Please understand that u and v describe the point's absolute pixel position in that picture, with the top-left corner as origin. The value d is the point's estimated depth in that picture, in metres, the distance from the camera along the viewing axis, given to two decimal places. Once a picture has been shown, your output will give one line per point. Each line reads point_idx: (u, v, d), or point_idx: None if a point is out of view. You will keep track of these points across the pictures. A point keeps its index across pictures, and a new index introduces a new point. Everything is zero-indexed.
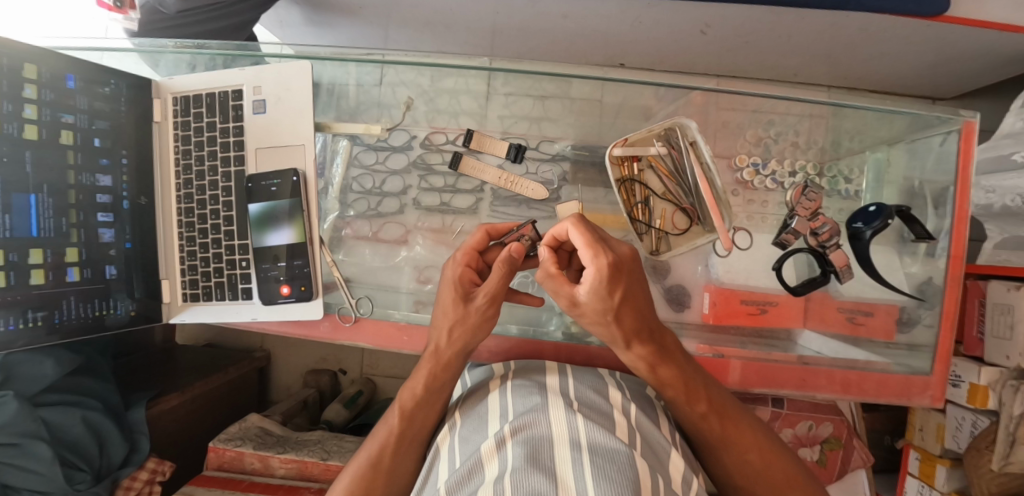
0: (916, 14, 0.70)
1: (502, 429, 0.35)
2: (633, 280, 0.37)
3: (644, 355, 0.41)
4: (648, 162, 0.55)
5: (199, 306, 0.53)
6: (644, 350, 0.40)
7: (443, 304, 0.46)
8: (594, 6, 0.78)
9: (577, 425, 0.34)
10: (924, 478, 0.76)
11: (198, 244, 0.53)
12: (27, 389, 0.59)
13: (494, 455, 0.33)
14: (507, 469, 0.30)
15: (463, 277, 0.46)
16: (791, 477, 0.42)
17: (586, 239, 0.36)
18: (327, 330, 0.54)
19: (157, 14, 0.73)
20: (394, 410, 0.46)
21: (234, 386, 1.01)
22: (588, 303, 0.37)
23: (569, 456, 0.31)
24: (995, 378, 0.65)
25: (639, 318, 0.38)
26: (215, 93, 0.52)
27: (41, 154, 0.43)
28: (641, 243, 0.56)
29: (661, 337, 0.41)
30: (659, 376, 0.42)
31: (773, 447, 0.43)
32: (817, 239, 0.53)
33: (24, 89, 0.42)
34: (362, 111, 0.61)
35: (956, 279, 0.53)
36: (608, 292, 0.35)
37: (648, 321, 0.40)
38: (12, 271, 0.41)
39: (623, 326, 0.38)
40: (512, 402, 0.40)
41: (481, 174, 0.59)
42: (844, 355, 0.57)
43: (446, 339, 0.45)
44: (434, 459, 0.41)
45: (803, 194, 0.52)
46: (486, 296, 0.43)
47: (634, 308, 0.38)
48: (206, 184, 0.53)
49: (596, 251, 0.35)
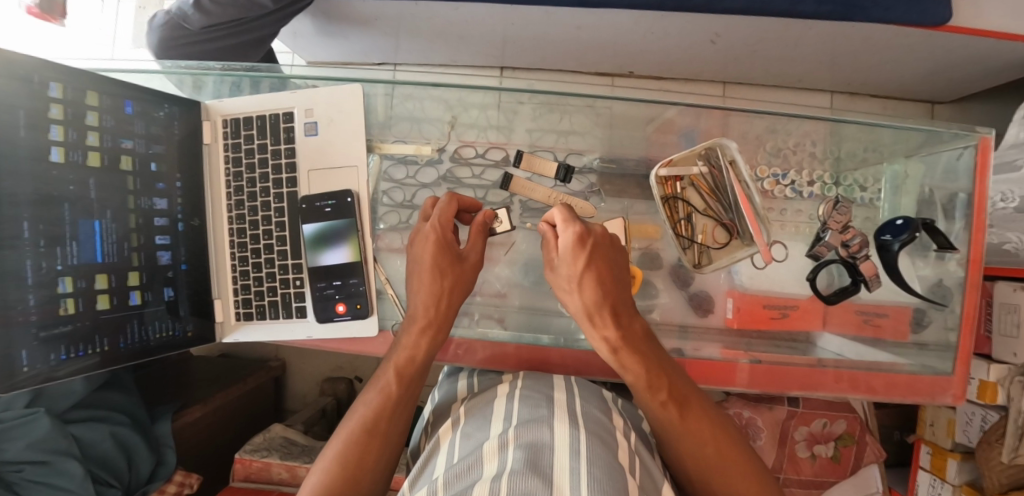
0: (920, 24, 0.73)
1: (505, 433, 0.37)
2: (598, 256, 0.47)
3: (604, 331, 0.46)
4: (693, 179, 0.57)
5: (253, 325, 0.54)
6: (604, 323, 0.46)
7: (423, 263, 0.51)
8: (609, 18, 0.80)
9: (577, 439, 0.35)
10: (935, 471, 0.79)
11: (251, 264, 0.54)
12: (57, 405, 0.60)
13: (495, 454, 0.35)
14: (507, 470, 0.31)
15: (452, 243, 0.52)
16: (743, 477, 0.43)
17: (564, 216, 0.48)
18: (382, 346, 0.54)
19: (182, 29, 0.73)
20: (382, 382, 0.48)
21: (252, 396, 1.01)
22: (561, 268, 0.48)
23: (568, 464, 0.32)
24: (1003, 374, 0.68)
25: (599, 290, 0.46)
26: (264, 115, 0.53)
27: (104, 180, 0.44)
28: (684, 256, 0.58)
29: (624, 318, 0.46)
30: (622, 359, 0.45)
31: (731, 444, 0.44)
32: (848, 250, 0.57)
33: (87, 117, 0.42)
34: (393, 124, 0.62)
35: (974, 282, 0.56)
36: (571, 253, 0.47)
37: (612, 298, 0.47)
38: (81, 297, 0.42)
39: (584, 291, 0.46)
40: (517, 409, 0.41)
41: (531, 192, 0.60)
42: (863, 356, 0.59)
43: (435, 302, 0.50)
44: (433, 450, 0.42)
45: (834, 208, 0.57)
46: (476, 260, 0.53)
47: (596, 277, 0.46)
48: (258, 205, 0.54)
49: (568, 222, 0.48)
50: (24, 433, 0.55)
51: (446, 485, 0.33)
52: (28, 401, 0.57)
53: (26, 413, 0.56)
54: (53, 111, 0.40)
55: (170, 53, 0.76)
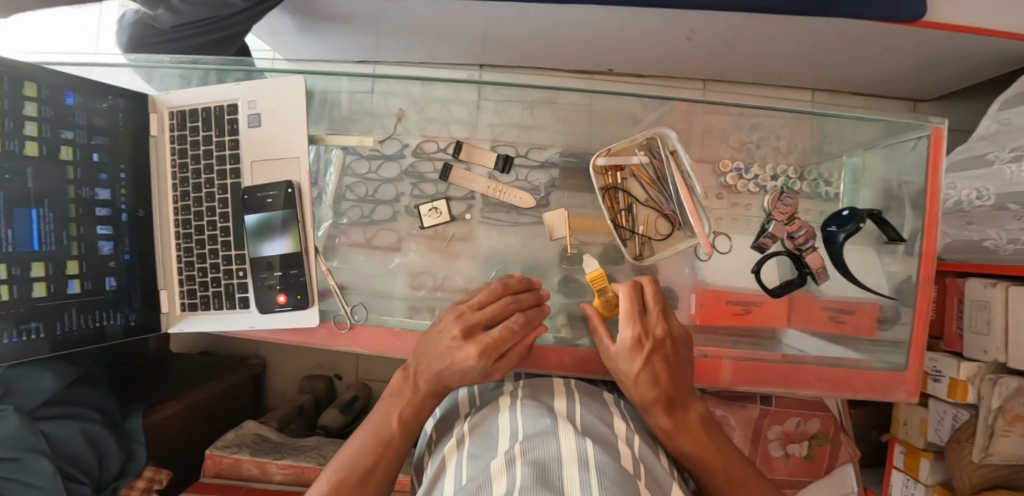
0: (892, 19, 0.72)
1: (512, 449, 0.35)
2: (660, 356, 0.43)
3: (663, 425, 0.43)
4: (630, 171, 0.57)
5: (198, 315, 0.54)
6: (661, 419, 0.43)
7: (440, 344, 0.44)
8: (583, 15, 0.80)
9: (587, 450, 0.34)
10: (908, 471, 0.78)
11: (196, 255, 0.54)
12: (25, 404, 0.57)
13: (502, 471, 0.33)
14: (516, 486, 0.30)
15: (472, 330, 0.44)
16: None
17: (628, 309, 0.45)
18: (324, 337, 0.55)
19: (152, 29, 0.73)
20: (390, 414, 0.46)
21: (231, 393, 1.01)
22: (618, 360, 0.45)
23: (577, 475, 0.31)
24: (974, 372, 0.67)
25: (661, 388, 0.42)
26: (210, 107, 0.54)
27: (42, 169, 0.44)
28: (625, 248, 0.57)
29: (683, 411, 0.43)
30: (681, 443, 0.43)
31: None
32: (794, 242, 0.56)
33: (25, 106, 0.43)
34: (355, 120, 0.63)
35: (928, 276, 0.55)
36: (632, 357, 0.43)
37: (674, 390, 0.43)
38: (16, 284, 0.41)
39: (641, 392, 0.43)
40: (522, 424, 0.40)
41: (471, 184, 0.60)
42: (827, 352, 0.58)
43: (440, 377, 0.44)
44: (440, 472, 0.40)
45: (779, 199, 0.56)
46: (480, 348, 0.42)
47: (654, 379, 0.42)
48: (203, 196, 0.54)
49: (632, 322, 0.44)
50: None
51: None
52: None
53: None
54: None
55: (153, 49, 0.76)
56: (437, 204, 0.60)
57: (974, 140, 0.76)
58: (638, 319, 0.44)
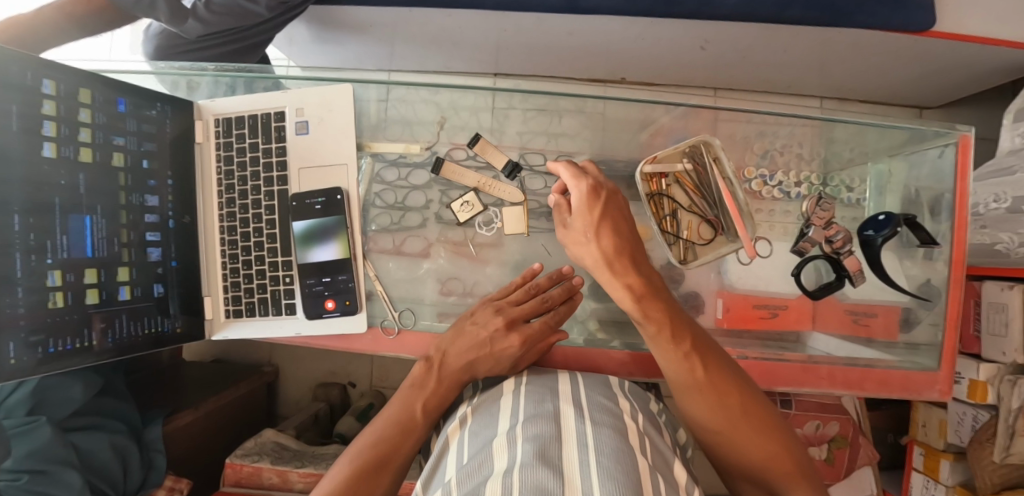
0: (902, 30, 0.74)
1: (512, 430, 0.37)
2: (614, 215, 0.49)
3: (618, 277, 0.46)
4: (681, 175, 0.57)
5: (242, 321, 0.54)
6: (615, 268, 0.46)
7: (471, 341, 0.51)
8: (601, 24, 0.81)
9: (585, 432, 0.35)
10: (928, 472, 0.79)
11: (241, 261, 0.54)
12: (56, 415, 0.57)
13: (504, 449, 0.35)
14: (516, 464, 0.32)
15: (511, 324, 0.51)
16: (770, 433, 0.41)
17: (573, 175, 0.51)
18: (369, 343, 0.55)
19: (178, 38, 0.74)
20: (410, 401, 0.47)
21: (247, 401, 1.01)
22: (577, 218, 0.50)
23: (577, 458, 0.33)
24: (993, 373, 0.68)
25: (613, 240, 0.47)
26: (256, 114, 0.54)
27: (95, 176, 0.44)
28: (670, 251, 0.58)
29: (641, 273, 0.46)
30: (645, 309, 0.44)
31: (755, 403, 0.42)
32: (832, 246, 0.57)
33: (80, 113, 0.43)
34: (386, 127, 0.62)
35: (958, 280, 0.56)
36: (598, 224, 0.48)
37: (627, 248, 0.47)
38: (69, 291, 0.42)
39: (601, 239, 0.48)
40: (523, 405, 0.40)
41: (460, 178, 0.61)
42: (853, 354, 0.59)
43: (460, 365, 0.49)
44: (442, 452, 0.40)
45: (817, 204, 0.57)
46: (523, 337, 0.49)
47: (606, 232, 0.48)
48: (249, 203, 0.54)
49: (579, 181, 0.50)
50: (24, 442, 0.53)
51: (460, 485, 0.32)
52: (27, 409, 0.55)
53: (27, 422, 0.54)
54: (46, 107, 0.41)
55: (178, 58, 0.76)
56: (467, 197, 0.60)
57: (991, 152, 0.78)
58: (591, 179, 0.51)
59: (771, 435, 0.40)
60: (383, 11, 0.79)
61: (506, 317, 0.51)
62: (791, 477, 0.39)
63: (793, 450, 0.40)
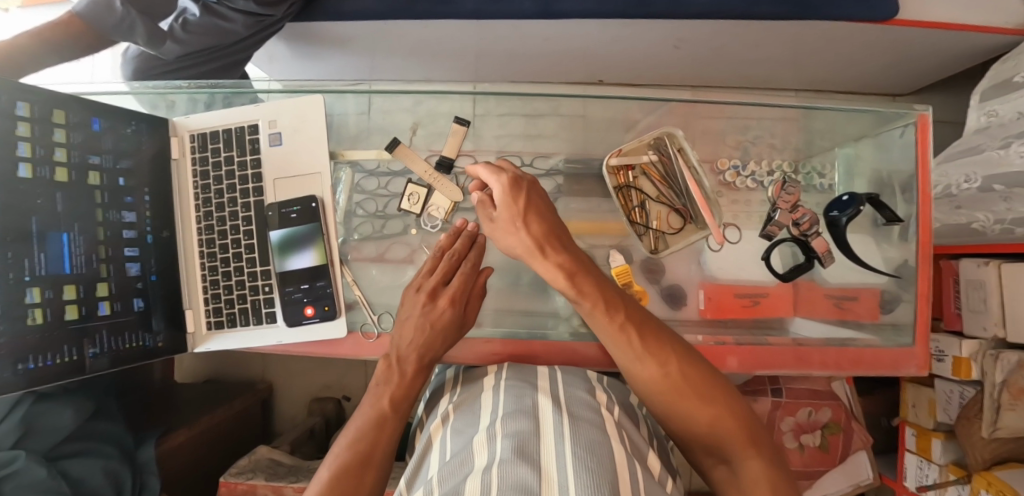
0: (868, 20, 0.76)
1: (493, 426, 0.37)
2: (533, 202, 0.50)
3: (548, 263, 0.48)
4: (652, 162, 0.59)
5: (225, 334, 0.55)
6: (545, 254, 0.48)
7: (406, 323, 0.52)
8: (574, 28, 0.83)
9: (561, 425, 0.36)
10: (920, 453, 0.79)
11: (221, 272, 0.55)
12: (44, 444, 0.57)
13: (485, 445, 0.35)
14: (495, 460, 0.32)
15: (434, 292, 0.53)
16: (713, 394, 0.43)
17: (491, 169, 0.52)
18: (352, 347, 0.55)
19: (156, 60, 0.75)
20: (377, 399, 0.48)
21: (241, 419, 1.00)
22: (500, 212, 0.50)
23: (555, 447, 0.33)
24: (976, 349, 0.69)
25: (542, 225, 0.49)
26: (230, 129, 0.56)
27: (73, 195, 0.45)
28: (641, 243, 0.60)
29: (569, 254, 0.48)
30: (578, 287, 0.47)
31: (697, 367, 0.44)
32: (799, 228, 0.58)
33: (55, 133, 0.44)
34: (364, 138, 0.63)
35: (927, 257, 0.57)
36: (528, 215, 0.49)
37: (554, 232, 0.50)
38: (49, 307, 0.42)
39: (528, 227, 0.49)
40: (503, 401, 0.41)
41: (411, 164, 0.60)
42: (835, 336, 0.59)
43: (408, 345, 0.51)
44: (425, 451, 0.40)
45: (782, 189, 0.58)
46: (450, 299, 0.53)
47: (533, 218, 0.49)
48: (227, 215, 0.55)
49: (497, 173, 0.51)
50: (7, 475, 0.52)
51: (441, 482, 0.32)
52: (14, 440, 0.55)
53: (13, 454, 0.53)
54: (20, 129, 0.41)
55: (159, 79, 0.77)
56: (415, 190, 0.60)
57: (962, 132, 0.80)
58: (510, 171, 0.51)
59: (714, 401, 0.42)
60: (360, 25, 0.80)
61: (428, 288, 0.53)
62: (735, 432, 0.41)
63: (741, 411, 0.43)
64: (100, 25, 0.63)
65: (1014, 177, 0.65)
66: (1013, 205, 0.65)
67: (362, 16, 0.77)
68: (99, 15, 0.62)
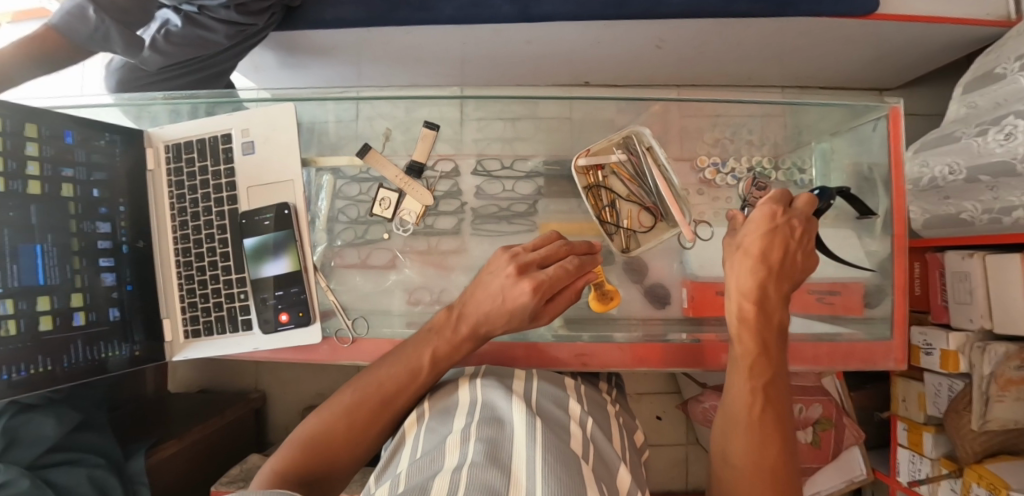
0: (847, 15, 0.76)
1: (467, 429, 0.37)
2: (784, 234, 0.45)
3: (733, 248, 0.47)
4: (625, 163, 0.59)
5: (202, 341, 0.56)
6: (738, 241, 0.47)
7: (489, 289, 0.49)
8: (556, 31, 0.83)
9: (534, 428, 0.36)
10: (913, 447, 0.78)
11: (197, 281, 0.56)
12: (28, 454, 0.57)
13: (457, 447, 0.35)
14: (466, 462, 0.32)
15: (526, 270, 0.48)
16: (760, 429, 0.38)
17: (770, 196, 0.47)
18: (326, 353, 0.55)
19: (139, 70, 0.75)
20: (420, 357, 0.47)
21: (233, 428, 1.00)
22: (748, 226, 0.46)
23: (525, 452, 0.33)
24: (964, 341, 0.68)
25: (758, 230, 0.45)
26: (205, 138, 0.57)
27: (46, 207, 0.46)
28: (611, 242, 0.59)
29: (754, 251, 0.44)
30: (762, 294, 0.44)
31: (773, 400, 0.40)
32: None
33: (27, 147, 0.45)
34: (343, 144, 0.63)
35: (901, 252, 0.57)
36: (756, 218, 0.46)
37: (785, 252, 0.44)
38: (22, 319, 0.43)
39: (748, 222, 0.46)
40: (480, 405, 0.41)
41: (382, 169, 0.60)
42: (817, 331, 0.59)
43: (480, 313, 0.49)
44: (399, 443, 0.40)
45: (753, 185, 0.61)
46: (536, 285, 0.46)
47: (757, 223, 0.46)
48: (202, 224, 0.56)
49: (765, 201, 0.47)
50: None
51: (409, 477, 0.33)
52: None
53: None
54: None
55: (144, 90, 0.78)
56: (386, 195, 0.61)
57: (944, 124, 0.80)
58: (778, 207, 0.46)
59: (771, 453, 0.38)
60: (343, 33, 0.81)
61: (523, 266, 0.48)
62: (755, 470, 0.37)
63: (780, 464, 0.37)
64: (75, 38, 0.63)
65: (998, 166, 0.64)
66: (1000, 194, 0.65)
67: (344, 24, 0.77)
68: (71, 27, 0.62)
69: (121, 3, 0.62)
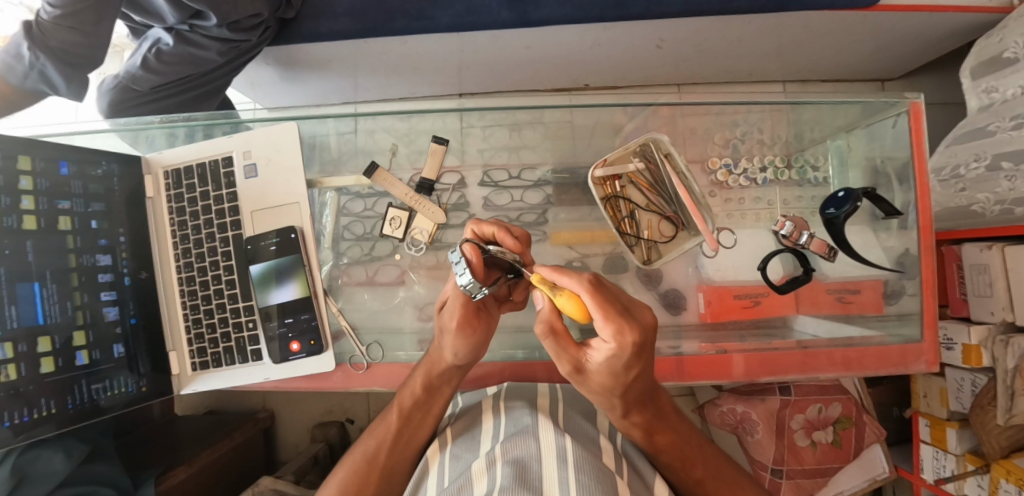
0: (852, 7, 0.75)
1: (492, 451, 0.36)
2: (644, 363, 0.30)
3: (600, 388, 0.32)
4: (491, 232, 0.43)
5: (209, 373, 0.54)
6: (606, 384, 0.31)
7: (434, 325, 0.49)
8: (555, 35, 0.82)
9: (565, 446, 0.34)
10: (936, 443, 0.77)
11: (202, 311, 0.55)
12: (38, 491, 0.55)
13: (484, 472, 0.33)
14: (496, 487, 0.30)
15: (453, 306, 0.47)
16: (702, 455, 0.43)
17: (603, 313, 0.27)
18: (340, 380, 0.54)
19: (131, 91, 0.72)
20: (390, 414, 0.48)
21: (243, 450, 0.98)
22: (594, 375, 0.31)
23: (557, 474, 0.32)
24: (985, 335, 0.67)
25: (613, 378, 0.30)
26: (204, 162, 0.55)
27: (43, 242, 0.45)
28: (633, 254, 0.58)
29: (633, 376, 0.30)
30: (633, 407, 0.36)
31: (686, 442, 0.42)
32: (790, 240, 0.56)
33: (21, 181, 0.43)
34: (346, 160, 0.61)
35: (930, 245, 0.54)
36: (603, 361, 0.28)
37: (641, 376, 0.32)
38: (23, 362, 0.41)
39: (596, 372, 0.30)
40: (503, 426, 0.41)
41: (392, 188, 0.58)
42: (839, 334, 0.58)
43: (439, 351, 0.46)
44: (423, 473, 0.42)
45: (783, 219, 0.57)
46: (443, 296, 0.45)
47: (621, 359, 0.28)
48: (205, 251, 0.55)
49: (617, 332, 0.27)
50: None
51: None
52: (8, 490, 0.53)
53: None
54: None
55: (136, 111, 0.75)
56: (396, 213, 0.59)
57: (972, 115, 0.76)
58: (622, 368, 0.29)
59: (714, 460, 0.44)
60: (337, 46, 0.80)
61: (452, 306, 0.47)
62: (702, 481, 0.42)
63: (719, 466, 0.44)
64: (13, 76, 0.58)
65: None
66: (1016, 185, 0.64)
67: (339, 36, 0.76)
68: (10, 63, 0.57)
69: (70, 48, 0.54)
